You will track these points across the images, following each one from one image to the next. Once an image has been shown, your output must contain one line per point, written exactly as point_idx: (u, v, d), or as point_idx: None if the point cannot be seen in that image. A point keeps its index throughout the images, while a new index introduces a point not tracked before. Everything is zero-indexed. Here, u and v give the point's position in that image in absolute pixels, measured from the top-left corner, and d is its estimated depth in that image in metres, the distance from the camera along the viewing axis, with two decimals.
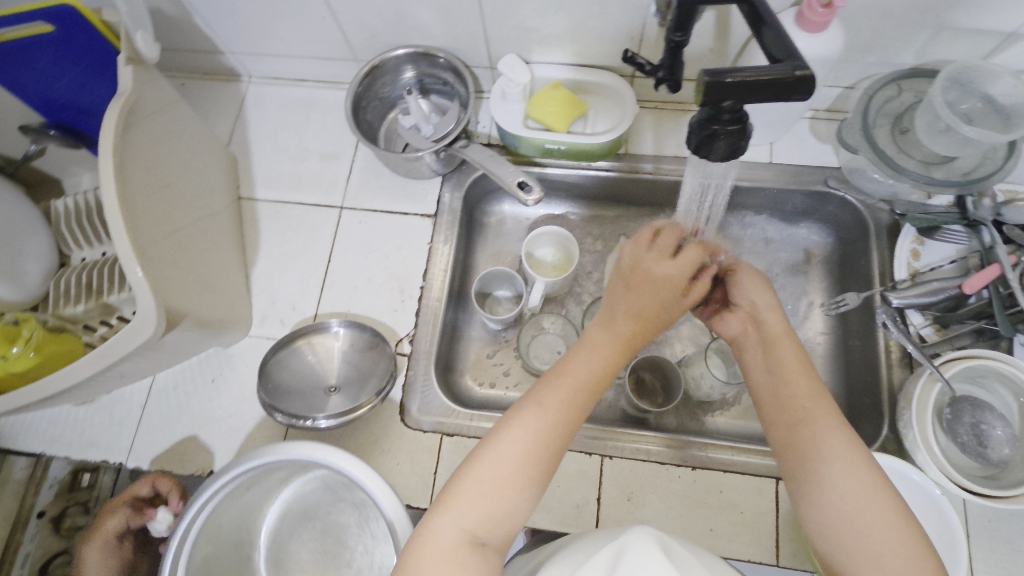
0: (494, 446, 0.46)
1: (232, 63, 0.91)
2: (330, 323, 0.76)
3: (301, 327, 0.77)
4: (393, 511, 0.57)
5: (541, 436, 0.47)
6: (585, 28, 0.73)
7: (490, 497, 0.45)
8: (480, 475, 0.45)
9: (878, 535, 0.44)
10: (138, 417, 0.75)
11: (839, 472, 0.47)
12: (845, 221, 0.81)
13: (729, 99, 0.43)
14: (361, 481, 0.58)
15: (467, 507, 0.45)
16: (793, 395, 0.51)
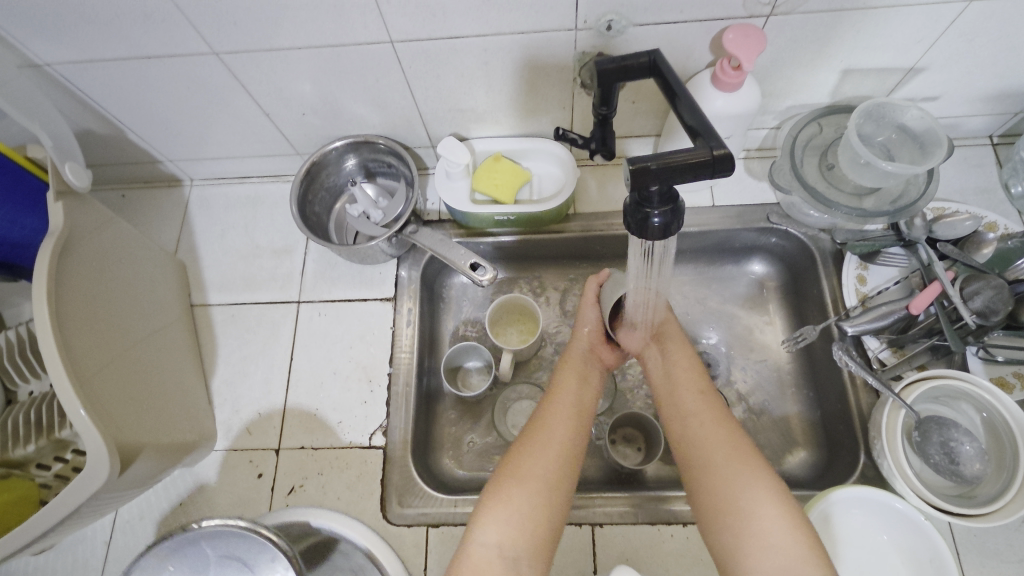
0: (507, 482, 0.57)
1: (171, 170, 0.90)
2: None
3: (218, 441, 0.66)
4: None
5: (543, 466, 0.58)
6: (516, 103, 0.75)
7: (511, 524, 0.55)
8: (501, 507, 0.56)
9: (790, 536, 0.52)
10: (103, 555, 0.71)
11: (758, 482, 0.56)
12: (793, 253, 0.84)
13: (655, 183, 0.44)
14: None
15: (494, 524, 0.55)
16: (711, 428, 0.61)
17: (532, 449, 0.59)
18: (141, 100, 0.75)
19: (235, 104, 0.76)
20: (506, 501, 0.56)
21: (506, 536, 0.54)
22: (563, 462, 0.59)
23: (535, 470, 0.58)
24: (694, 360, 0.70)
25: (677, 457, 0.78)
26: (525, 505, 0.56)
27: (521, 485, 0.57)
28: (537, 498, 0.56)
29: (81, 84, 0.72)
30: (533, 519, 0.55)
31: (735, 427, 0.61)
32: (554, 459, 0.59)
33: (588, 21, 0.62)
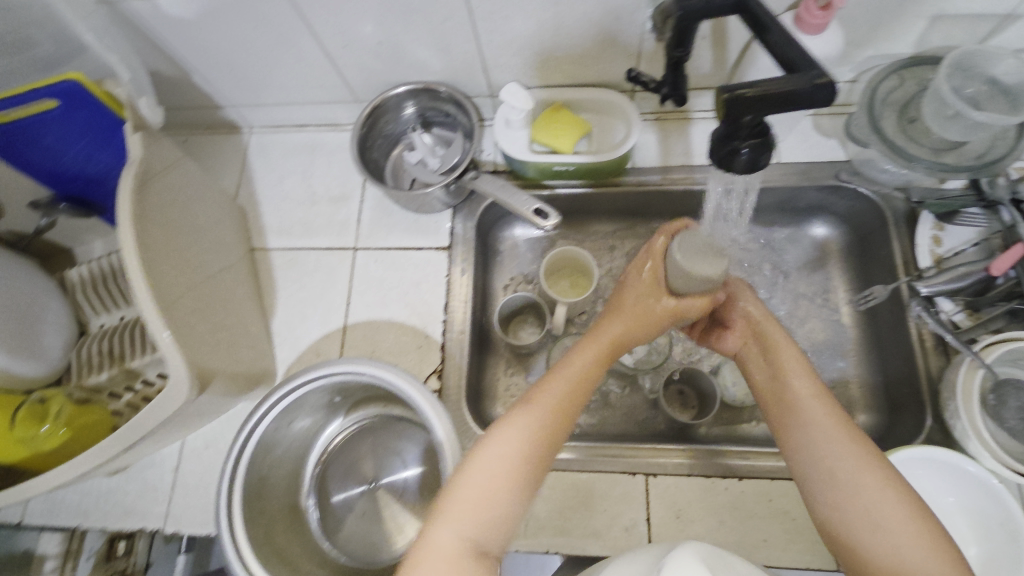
0: (523, 406, 0.52)
1: (232, 116, 0.91)
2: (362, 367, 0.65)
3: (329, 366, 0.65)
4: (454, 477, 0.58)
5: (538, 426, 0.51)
6: (583, 49, 0.73)
7: (512, 454, 0.49)
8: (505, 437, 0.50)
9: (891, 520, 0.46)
10: (171, 480, 0.74)
11: (851, 471, 0.50)
12: (861, 213, 0.80)
13: (748, 114, 0.43)
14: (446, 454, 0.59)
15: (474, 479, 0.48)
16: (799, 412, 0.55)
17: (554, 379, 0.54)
18: (207, 41, 0.75)
19: (298, 47, 0.76)
20: (516, 432, 0.50)
21: (500, 466, 0.49)
22: (573, 398, 0.53)
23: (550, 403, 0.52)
24: (791, 342, 0.60)
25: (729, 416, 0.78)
26: (529, 438, 0.50)
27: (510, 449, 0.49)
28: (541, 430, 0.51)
29: (152, 22, 0.72)
30: (531, 455, 0.50)
31: (831, 408, 0.54)
32: (570, 391, 0.54)
33: None
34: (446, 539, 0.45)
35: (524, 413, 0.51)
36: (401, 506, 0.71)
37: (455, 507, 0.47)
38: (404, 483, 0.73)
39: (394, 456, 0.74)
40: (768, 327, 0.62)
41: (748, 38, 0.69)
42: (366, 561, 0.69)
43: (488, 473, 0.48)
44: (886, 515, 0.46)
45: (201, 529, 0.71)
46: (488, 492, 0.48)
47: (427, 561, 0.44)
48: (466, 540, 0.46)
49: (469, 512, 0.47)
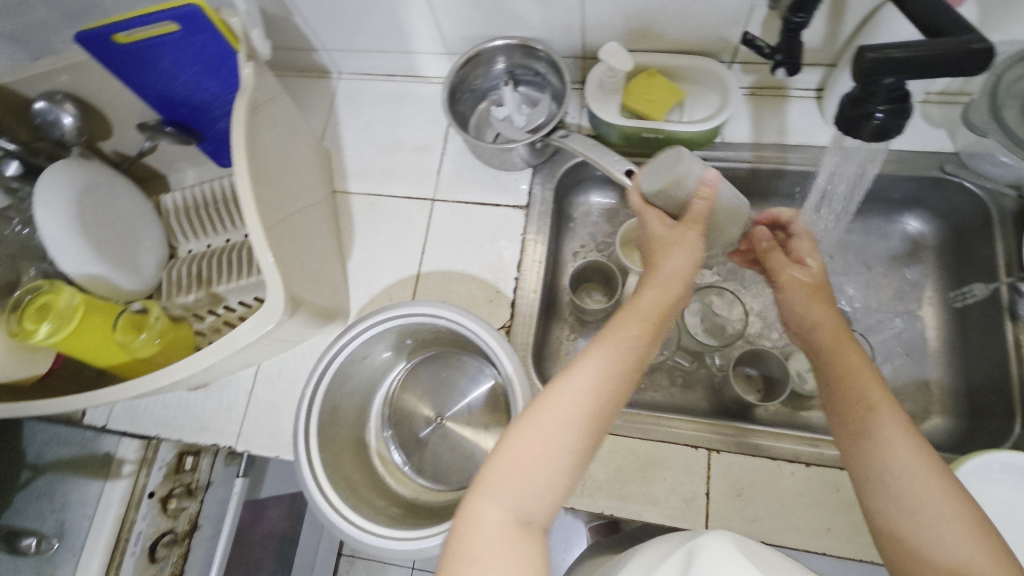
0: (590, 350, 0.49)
1: (324, 61, 0.93)
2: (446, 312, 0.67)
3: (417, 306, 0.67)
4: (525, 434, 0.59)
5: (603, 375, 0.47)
6: (688, 12, 0.71)
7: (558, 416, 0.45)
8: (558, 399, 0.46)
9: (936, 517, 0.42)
10: (245, 402, 0.77)
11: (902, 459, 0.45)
12: (962, 210, 0.76)
13: (891, 76, 0.41)
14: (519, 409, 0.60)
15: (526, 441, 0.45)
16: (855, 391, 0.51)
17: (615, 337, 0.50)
18: None
19: None
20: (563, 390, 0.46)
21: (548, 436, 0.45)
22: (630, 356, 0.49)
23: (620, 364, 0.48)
24: (835, 310, 0.58)
25: (795, 403, 0.76)
26: (587, 403, 0.46)
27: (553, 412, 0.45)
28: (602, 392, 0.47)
29: None
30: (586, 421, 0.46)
31: (883, 388, 0.50)
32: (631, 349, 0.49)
33: None
34: (493, 513, 0.42)
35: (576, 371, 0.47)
36: (468, 443, 0.73)
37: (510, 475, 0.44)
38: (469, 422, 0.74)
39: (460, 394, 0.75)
40: (811, 286, 0.61)
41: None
42: (434, 492, 0.71)
43: (537, 434, 0.45)
44: (929, 515, 0.42)
45: (269, 450, 0.75)
46: (534, 460, 0.44)
47: (477, 536, 0.42)
48: (513, 512, 0.43)
49: (513, 485, 0.43)
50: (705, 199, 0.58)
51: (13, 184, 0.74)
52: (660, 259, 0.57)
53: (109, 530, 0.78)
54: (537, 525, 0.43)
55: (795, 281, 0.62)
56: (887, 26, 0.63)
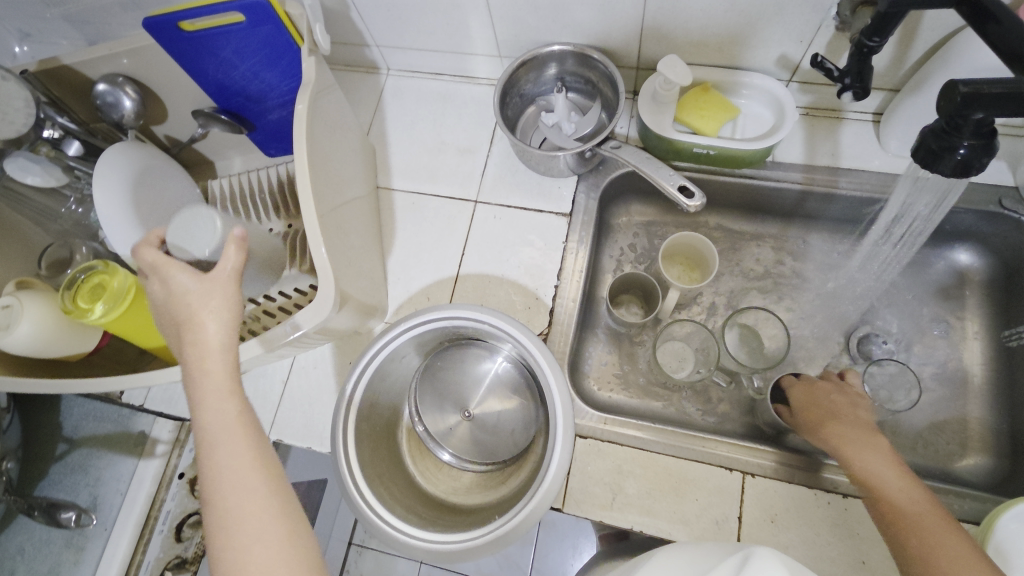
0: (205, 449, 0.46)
1: (373, 56, 0.93)
2: (507, 322, 0.65)
3: (488, 315, 0.65)
4: (562, 445, 0.59)
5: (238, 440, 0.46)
6: (751, 29, 0.70)
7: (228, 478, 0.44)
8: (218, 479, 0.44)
9: None
10: (280, 392, 0.78)
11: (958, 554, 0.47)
12: (1017, 245, 0.75)
13: (981, 113, 0.40)
14: (561, 420, 0.59)
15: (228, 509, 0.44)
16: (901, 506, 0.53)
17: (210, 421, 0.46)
18: None
19: None
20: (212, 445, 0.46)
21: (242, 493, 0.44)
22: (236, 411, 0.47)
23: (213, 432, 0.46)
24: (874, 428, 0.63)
25: None
26: (252, 460, 0.45)
27: (233, 480, 0.44)
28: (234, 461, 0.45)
29: None
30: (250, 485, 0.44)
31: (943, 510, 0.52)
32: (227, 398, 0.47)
33: None
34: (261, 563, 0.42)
35: (223, 443, 0.45)
36: (495, 443, 0.70)
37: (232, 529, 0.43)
38: (497, 422, 0.71)
39: (486, 389, 0.71)
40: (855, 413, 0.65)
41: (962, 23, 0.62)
42: (461, 493, 0.70)
43: (234, 483, 0.44)
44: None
45: (302, 441, 0.76)
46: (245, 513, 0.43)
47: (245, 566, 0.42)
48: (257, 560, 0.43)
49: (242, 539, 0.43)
50: (235, 255, 0.50)
51: (70, 162, 0.73)
52: (184, 282, 0.50)
53: (139, 507, 0.80)
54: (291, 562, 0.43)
55: (819, 404, 0.67)
56: (960, 54, 0.62)
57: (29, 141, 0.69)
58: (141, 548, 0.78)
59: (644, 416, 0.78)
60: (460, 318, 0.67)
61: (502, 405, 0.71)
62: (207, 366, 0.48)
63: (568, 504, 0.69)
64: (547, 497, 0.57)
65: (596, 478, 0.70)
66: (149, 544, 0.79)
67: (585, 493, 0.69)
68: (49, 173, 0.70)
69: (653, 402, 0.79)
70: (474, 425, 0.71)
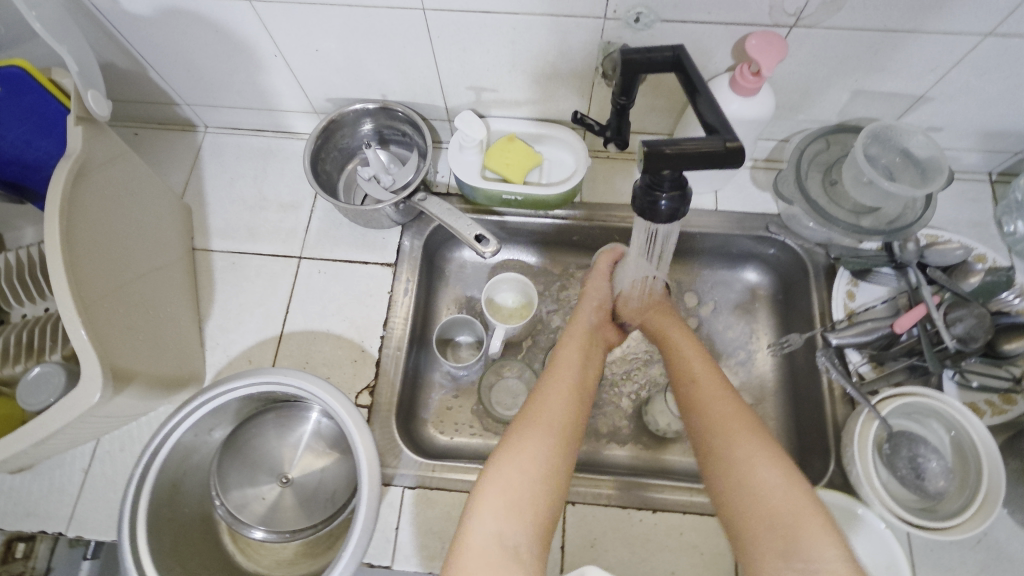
0: (525, 421, 0.60)
1: (187, 114, 0.90)
2: (306, 381, 0.64)
3: (286, 375, 0.65)
4: (366, 503, 0.58)
5: (544, 439, 0.58)
6: (537, 85, 0.77)
7: (522, 473, 0.55)
8: (512, 458, 0.56)
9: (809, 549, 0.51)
10: (79, 482, 0.71)
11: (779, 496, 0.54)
12: (787, 264, 0.85)
13: (667, 168, 0.46)
14: (363, 477, 0.59)
15: (489, 506, 0.54)
16: (723, 429, 0.60)
17: (542, 410, 0.60)
18: (166, 40, 0.74)
19: (259, 56, 0.76)
20: (522, 437, 0.58)
21: (524, 468, 0.56)
22: (561, 428, 0.59)
23: (546, 422, 0.59)
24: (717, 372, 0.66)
25: (655, 447, 0.81)
26: (544, 455, 0.57)
27: (526, 444, 0.57)
28: (536, 458, 0.56)
29: (111, 16, 0.71)
30: (540, 480, 0.55)
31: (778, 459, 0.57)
32: (569, 404, 0.62)
33: (618, 11, 0.63)
34: (481, 538, 0.52)
35: (518, 437, 0.58)
36: (314, 506, 0.68)
37: (515, 494, 0.54)
38: (317, 482, 0.69)
39: (303, 447, 0.70)
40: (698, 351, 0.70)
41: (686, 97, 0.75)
42: (283, 568, 0.67)
43: (529, 452, 0.57)
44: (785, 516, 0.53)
45: (106, 534, 0.69)
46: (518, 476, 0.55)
47: (470, 556, 0.51)
48: (498, 535, 0.52)
49: (498, 509, 0.54)
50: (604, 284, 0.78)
51: None
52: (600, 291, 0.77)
53: None
54: (523, 548, 0.52)
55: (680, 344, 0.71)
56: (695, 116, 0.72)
57: None
58: None
59: (482, 456, 0.79)
60: (259, 380, 0.65)
61: (321, 462, 0.70)
62: (562, 384, 0.64)
63: (398, 560, 0.68)
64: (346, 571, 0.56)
65: (424, 530, 0.69)
66: None
67: (414, 546, 0.68)
68: None
69: (489, 441, 0.81)
70: (293, 489, 0.69)
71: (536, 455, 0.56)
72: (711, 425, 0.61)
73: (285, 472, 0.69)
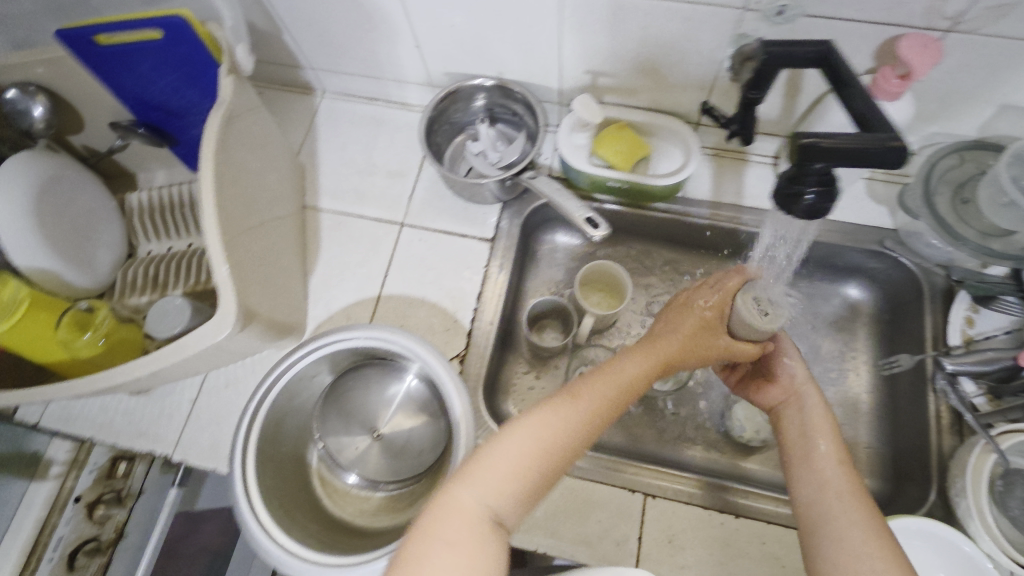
0: (566, 387, 0.53)
1: (309, 78, 0.94)
2: (412, 343, 0.66)
3: (394, 335, 0.67)
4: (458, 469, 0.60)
5: (573, 410, 0.51)
6: (658, 74, 0.76)
7: (514, 463, 0.48)
8: (530, 417, 0.50)
9: None
10: (186, 411, 0.76)
11: None
12: (898, 283, 0.81)
13: (818, 161, 0.45)
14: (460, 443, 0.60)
15: (486, 480, 0.47)
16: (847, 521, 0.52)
17: (605, 375, 0.53)
18: (306, 5, 0.78)
19: (389, 27, 0.79)
20: (535, 425, 0.50)
21: (548, 443, 0.49)
22: (604, 403, 0.52)
23: (585, 396, 0.52)
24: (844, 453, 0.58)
25: (736, 453, 0.79)
26: (567, 429, 0.50)
27: (562, 410, 0.50)
28: (557, 428, 0.50)
29: None
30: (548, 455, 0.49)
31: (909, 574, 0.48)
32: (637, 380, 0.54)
33: (760, 2, 0.61)
34: (466, 503, 0.47)
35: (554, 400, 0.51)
36: (401, 463, 0.70)
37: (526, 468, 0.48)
38: (406, 441, 0.71)
39: (395, 407, 0.72)
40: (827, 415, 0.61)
41: (823, 89, 0.71)
42: (366, 517, 0.70)
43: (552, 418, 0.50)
44: None
45: (207, 462, 0.74)
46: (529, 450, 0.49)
47: (444, 522, 0.46)
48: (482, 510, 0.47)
49: (494, 479, 0.48)
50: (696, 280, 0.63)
51: None
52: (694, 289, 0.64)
53: (28, 530, 0.79)
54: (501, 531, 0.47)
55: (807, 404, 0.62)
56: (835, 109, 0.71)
57: None
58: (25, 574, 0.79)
59: None
60: (369, 336, 0.67)
61: (412, 423, 0.72)
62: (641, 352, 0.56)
63: None
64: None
65: None
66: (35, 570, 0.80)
67: None
68: None
69: None
70: (383, 444, 0.71)
71: (559, 431, 0.50)
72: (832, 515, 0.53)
73: (377, 428, 0.72)
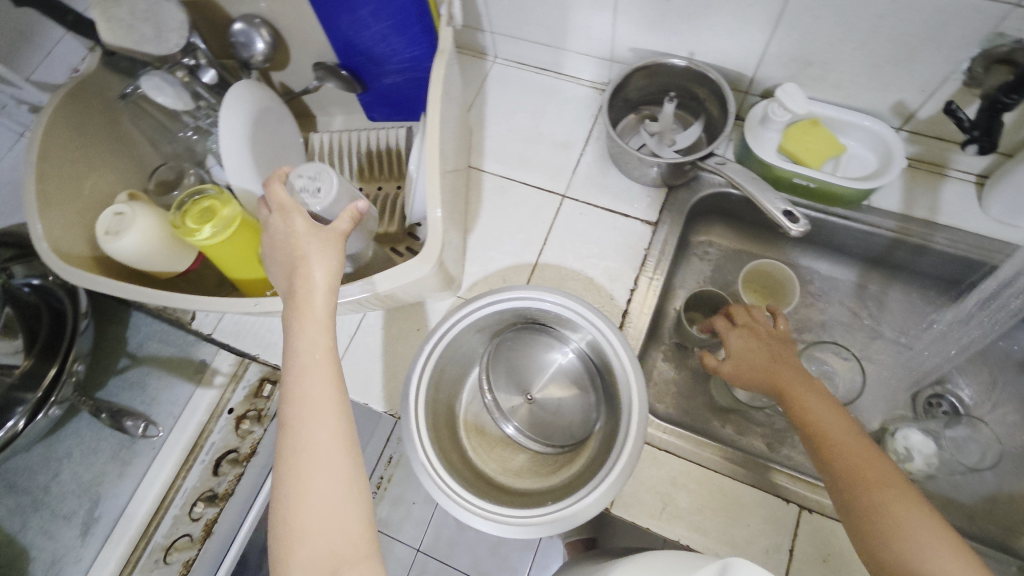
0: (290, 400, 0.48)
1: (486, 42, 0.95)
2: (587, 315, 0.66)
3: (571, 304, 0.66)
4: (631, 449, 0.58)
5: (324, 439, 0.47)
6: (876, 70, 0.71)
7: (346, 506, 0.46)
8: (310, 450, 0.47)
9: None
10: (345, 345, 0.80)
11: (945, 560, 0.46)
12: None
13: None
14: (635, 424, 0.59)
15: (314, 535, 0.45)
16: (872, 482, 0.52)
17: (305, 388, 0.48)
18: None
19: None
20: (320, 447, 0.47)
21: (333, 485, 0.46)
22: (324, 422, 0.48)
23: (304, 413, 0.48)
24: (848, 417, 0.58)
25: None
26: (333, 459, 0.47)
27: (317, 435, 0.47)
28: (341, 465, 0.47)
29: None
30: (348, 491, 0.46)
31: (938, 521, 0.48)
32: (324, 390, 0.49)
33: None
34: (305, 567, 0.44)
35: (316, 424, 0.47)
36: (551, 428, 0.72)
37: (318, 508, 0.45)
38: (557, 408, 0.73)
39: (550, 375, 0.74)
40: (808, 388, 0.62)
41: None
42: (511, 475, 0.71)
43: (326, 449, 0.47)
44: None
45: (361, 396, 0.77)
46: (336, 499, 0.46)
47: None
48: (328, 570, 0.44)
49: (322, 534, 0.45)
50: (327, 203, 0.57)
51: (199, 90, 0.75)
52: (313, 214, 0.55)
53: (189, 433, 0.86)
54: None
55: (763, 363, 0.66)
56: None
57: (170, 62, 0.72)
58: (182, 472, 0.86)
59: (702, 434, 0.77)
60: (546, 301, 0.67)
61: (562, 393, 0.73)
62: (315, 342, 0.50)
63: (617, 506, 0.68)
64: (604, 497, 0.57)
65: (649, 486, 0.69)
66: (190, 470, 0.86)
67: (636, 498, 0.69)
68: (180, 97, 0.73)
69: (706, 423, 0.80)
70: (534, 408, 0.73)
71: (332, 465, 0.46)
72: (851, 475, 0.53)
73: (529, 392, 0.73)
